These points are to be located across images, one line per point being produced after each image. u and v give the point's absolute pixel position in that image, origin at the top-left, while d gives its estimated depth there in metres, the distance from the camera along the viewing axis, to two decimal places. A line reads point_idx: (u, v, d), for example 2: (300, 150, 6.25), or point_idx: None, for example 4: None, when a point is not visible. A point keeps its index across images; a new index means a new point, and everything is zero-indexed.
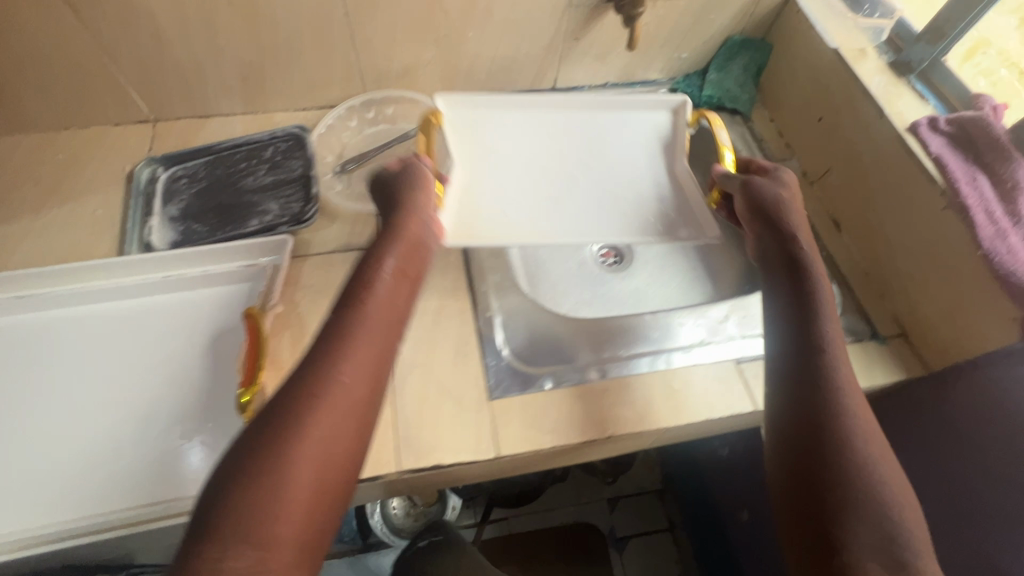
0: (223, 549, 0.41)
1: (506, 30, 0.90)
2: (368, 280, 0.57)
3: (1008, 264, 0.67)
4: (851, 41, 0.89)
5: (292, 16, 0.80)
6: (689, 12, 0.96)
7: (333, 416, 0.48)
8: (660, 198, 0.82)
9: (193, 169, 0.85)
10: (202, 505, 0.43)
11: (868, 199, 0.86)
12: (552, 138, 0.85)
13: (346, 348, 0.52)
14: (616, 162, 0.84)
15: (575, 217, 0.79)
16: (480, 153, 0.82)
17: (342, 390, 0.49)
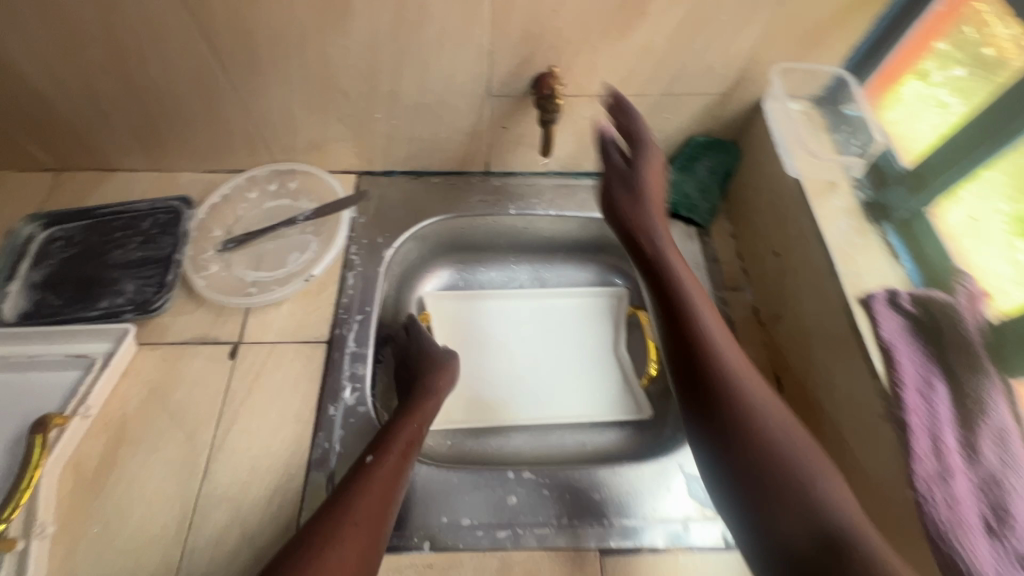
0: None
1: (417, 114, 0.81)
2: (390, 439, 0.64)
3: (941, 518, 0.50)
4: (818, 171, 0.73)
5: (172, 84, 0.74)
6: (638, 111, 0.82)
7: (360, 549, 0.55)
8: (581, 382, 0.90)
9: (70, 233, 0.81)
10: None
11: (807, 368, 0.70)
12: (529, 316, 0.95)
13: (380, 493, 0.59)
14: (563, 341, 0.94)
15: (534, 401, 0.88)
16: (460, 341, 0.92)
17: (371, 516, 0.57)
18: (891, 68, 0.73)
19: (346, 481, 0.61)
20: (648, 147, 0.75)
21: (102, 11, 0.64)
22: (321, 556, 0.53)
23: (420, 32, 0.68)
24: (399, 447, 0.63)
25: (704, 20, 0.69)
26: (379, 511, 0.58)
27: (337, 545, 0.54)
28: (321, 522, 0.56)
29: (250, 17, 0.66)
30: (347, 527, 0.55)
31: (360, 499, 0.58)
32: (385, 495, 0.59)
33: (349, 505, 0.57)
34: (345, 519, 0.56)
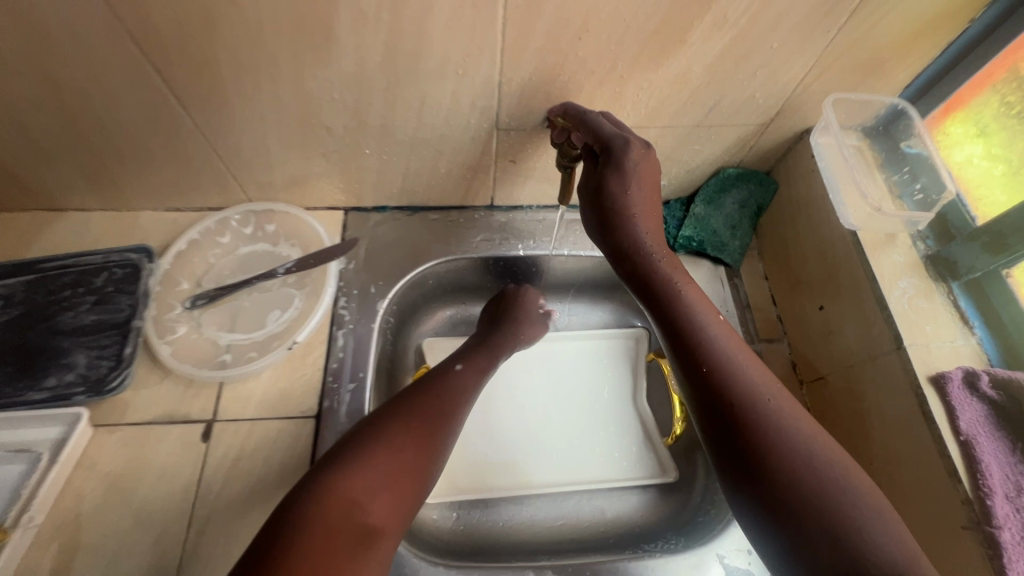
0: (325, 490, 0.48)
1: (413, 148, 0.70)
2: (473, 361, 0.68)
3: None
4: (875, 224, 0.64)
5: (120, 120, 0.62)
6: (665, 143, 0.72)
7: (430, 431, 0.56)
8: (598, 441, 0.81)
9: (8, 291, 0.69)
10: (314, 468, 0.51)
11: (862, 446, 0.62)
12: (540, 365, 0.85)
13: (457, 394, 0.61)
14: (576, 393, 0.84)
15: (547, 465, 0.79)
16: None
17: (443, 412, 0.59)
18: (956, 96, 0.64)
19: (429, 377, 0.63)
20: (625, 149, 0.57)
21: (25, 42, 0.52)
22: (402, 435, 0.54)
23: (417, 63, 0.57)
24: (478, 369, 0.67)
25: (752, 48, 0.58)
26: (453, 412, 0.60)
27: (417, 429, 0.55)
28: (405, 402, 0.58)
29: (211, 47, 0.54)
30: (428, 416, 0.57)
31: (443, 394, 0.61)
32: (461, 399, 0.61)
33: (432, 403, 0.59)
34: (426, 411, 0.58)
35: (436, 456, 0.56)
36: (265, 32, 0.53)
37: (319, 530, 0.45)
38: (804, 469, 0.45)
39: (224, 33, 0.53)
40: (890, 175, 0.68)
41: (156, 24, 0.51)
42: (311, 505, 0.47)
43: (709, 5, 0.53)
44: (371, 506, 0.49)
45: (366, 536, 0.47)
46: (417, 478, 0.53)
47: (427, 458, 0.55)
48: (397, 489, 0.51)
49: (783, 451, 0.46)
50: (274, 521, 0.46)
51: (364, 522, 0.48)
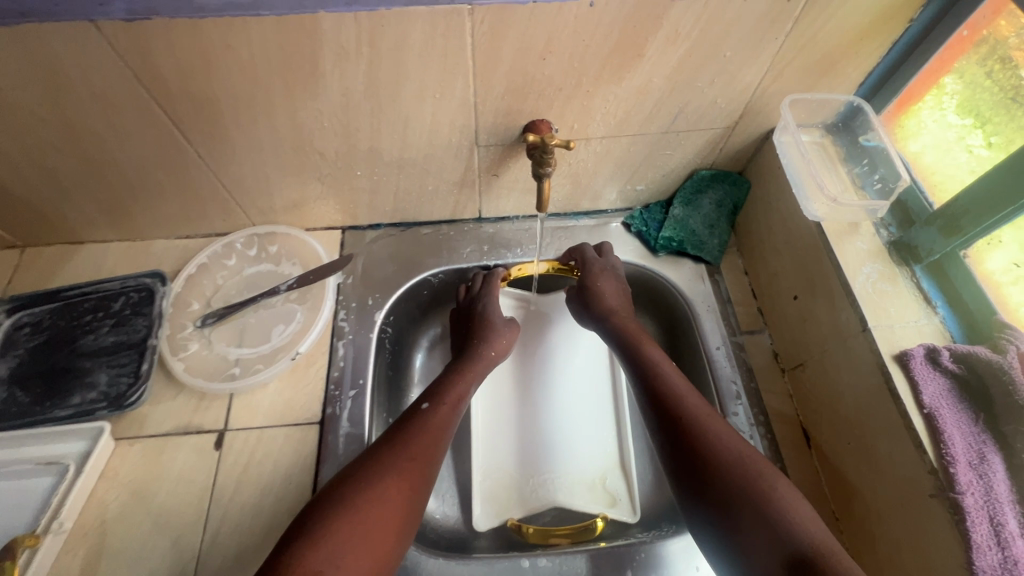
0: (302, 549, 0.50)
1: (400, 168, 0.75)
2: (445, 389, 0.68)
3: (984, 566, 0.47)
4: (838, 214, 0.68)
5: (133, 156, 0.68)
6: (637, 151, 0.76)
7: (403, 501, 0.56)
8: (582, 379, 0.83)
9: (37, 318, 0.75)
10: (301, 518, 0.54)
11: (841, 425, 0.64)
12: (498, 399, 0.81)
13: (422, 447, 0.60)
14: (529, 381, 0.83)
15: (577, 449, 0.78)
16: (501, 405, 0.81)
17: (408, 477, 0.58)
18: (909, 91, 0.68)
19: (402, 422, 0.63)
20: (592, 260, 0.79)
21: (46, 91, 0.59)
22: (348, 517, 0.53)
23: (397, 90, 0.63)
24: (452, 398, 0.67)
25: (706, 58, 0.63)
26: (425, 466, 0.60)
27: (375, 497, 0.55)
28: (366, 467, 0.58)
29: (211, 86, 0.60)
30: (389, 478, 0.57)
31: (411, 443, 0.60)
32: (427, 449, 0.61)
33: (391, 460, 0.58)
34: (385, 471, 0.57)
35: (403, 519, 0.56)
36: (258, 70, 0.59)
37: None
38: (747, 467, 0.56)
39: (221, 73, 0.59)
40: (851, 168, 0.72)
41: (160, 69, 0.58)
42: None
43: (660, 22, 0.58)
44: (348, 557, 0.51)
45: None
46: (384, 547, 0.54)
47: (384, 537, 0.54)
48: (362, 562, 0.51)
49: (721, 454, 0.58)
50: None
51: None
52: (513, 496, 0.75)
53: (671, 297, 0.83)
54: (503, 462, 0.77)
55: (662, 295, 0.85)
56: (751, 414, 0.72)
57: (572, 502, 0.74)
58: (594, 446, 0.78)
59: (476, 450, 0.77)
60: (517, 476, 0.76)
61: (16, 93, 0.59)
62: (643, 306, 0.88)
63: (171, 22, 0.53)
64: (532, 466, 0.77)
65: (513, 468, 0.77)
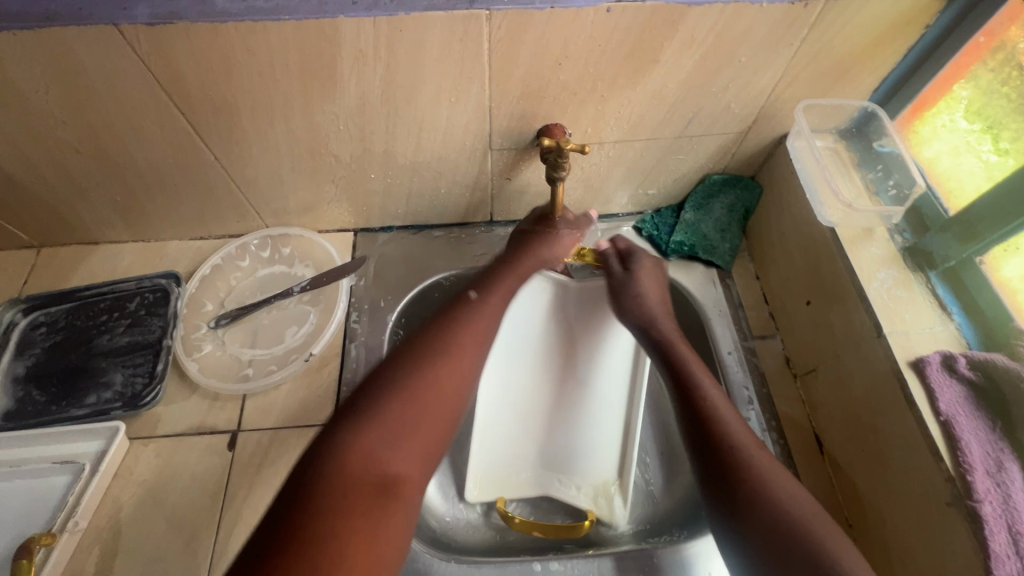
0: (369, 447, 0.47)
1: (414, 171, 0.75)
2: (493, 285, 0.66)
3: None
4: (852, 220, 0.68)
5: (151, 158, 0.69)
6: (650, 155, 0.76)
7: (459, 377, 0.55)
8: (600, 369, 0.80)
9: (54, 318, 0.76)
10: (345, 404, 0.51)
11: (854, 431, 0.64)
12: (511, 380, 0.80)
13: (477, 329, 0.60)
14: (544, 366, 0.80)
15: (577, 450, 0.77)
16: (507, 393, 0.80)
17: (469, 352, 0.58)
18: (924, 96, 0.67)
19: (449, 305, 0.62)
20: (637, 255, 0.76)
21: (68, 93, 0.59)
22: (419, 376, 0.53)
23: (412, 93, 0.63)
24: (500, 290, 0.66)
25: (720, 63, 0.63)
26: (475, 353, 0.58)
27: (430, 373, 0.54)
28: (430, 338, 0.57)
29: (230, 90, 0.61)
30: (442, 357, 0.56)
31: (472, 322, 0.60)
32: (483, 333, 0.61)
33: (443, 340, 0.57)
34: (437, 352, 0.56)
35: (457, 394, 0.55)
36: (276, 73, 0.59)
37: (342, 480, 0.45)
38: (787, 502, 0.53)
39: (240, 76, 0.59)
40: (865, 174, 0.71)
41: (181, 72, 0.58)
42: (336, 452, 0.47)
43: (675, 28, 0.58)
44: (403, 443, 0.49)
45: (389, 482, 0.47)
46: (447, 402, 0.53)
47: (437, 435, 0.52)
48: (420, 438, 0.50)
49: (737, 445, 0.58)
50: (306, 460, 0.47)
51: (385, 470, 0.47)
52: (510, 479, 0.76)
53: (683, 301, 0.83)
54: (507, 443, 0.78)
55: (673, 299, 0.84)
56: (763, 420, 0.72)
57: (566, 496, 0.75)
58: (594, 449, 0.77)
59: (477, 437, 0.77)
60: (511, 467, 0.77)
61: (39, 95, 0.59)
62: None
63: (193, 26, 0.54)
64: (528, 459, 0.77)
65: (515, 452, 0.77)
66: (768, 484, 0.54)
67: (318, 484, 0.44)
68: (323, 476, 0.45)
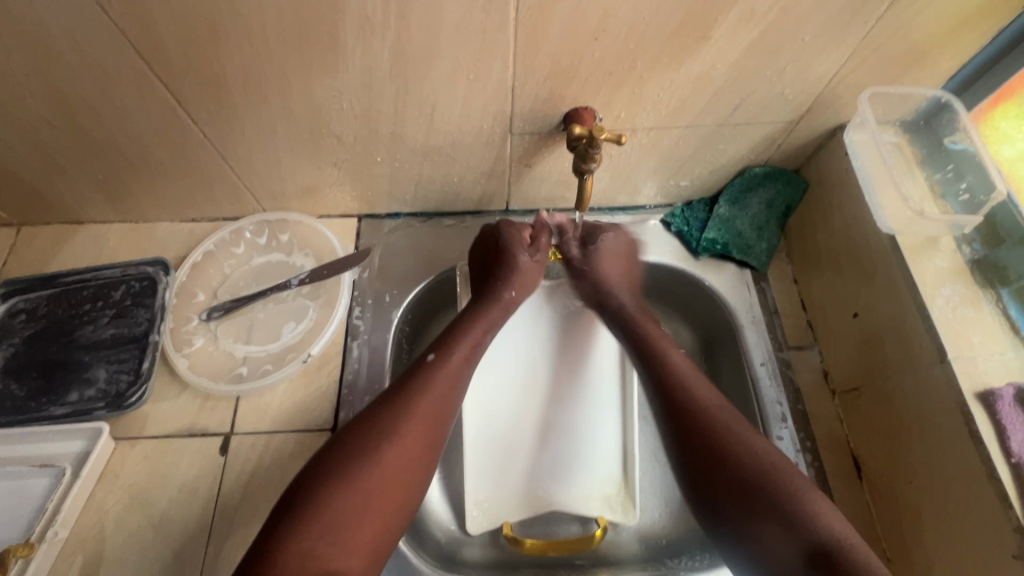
0: (301, 548, 0.45)
1: (424, 155, 0.68)
2: (457, 339, 0.61)
3: None
4: (915, 228, 0.61)
5: (132, 134, 0.62)
6: (686, 144, 0.68)
7: (405, 469, 0.51)
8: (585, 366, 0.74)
9: (33, 305, 0.71)
10: (288, 497, 0.49)
11: (901, 459, 0.59)
12: (499, 395, 0.73)
13: (436, 394, 0.56)
14: (532, 371, 0.74)
15: (578, 456, 0.71)
16: (497, 406, 0.73)
17: (422, 430, 0.53)
18: (1007, 87, 0.59)
19: (404, 374, 0.57)
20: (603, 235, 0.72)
21: (32, 59, 0.52)
22: (357, 471, 0.49)
23: (425, 69, 0.55)
24: (464, 350, 0.60)
25: (780, 42, 0.55)
26: (429, 430, 0.54)
27: (373, 464, 0.50)
28: (375, 417, 0.53)
29: (217, 60, 0.53)
30: (388, 442, 0.52)
31: (422, 390, 0.55)
32: (441, 398, 0.56)
33: (393, 420, 0.53)
34: (386, 437, 0.52)
35: (404, 485, 0.51)
36: (270, 42, 0.52)
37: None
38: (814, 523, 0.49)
39: (228, 45, 0.52)
40: (931, 173, 0.64)
41: (160, 39, 0.51)
42: (274, 554, 0.45)
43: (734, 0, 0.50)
44: (347, 537, 0.47)
45: None
46: (395, 497, 0.50)
47: (379, 521, 0.49)
48: (363, 533, 0.48)
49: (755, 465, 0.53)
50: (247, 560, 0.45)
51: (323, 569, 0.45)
52: (510, 502, 0.69)
53: (712, 305, 0.76)
54: (500, 464, 0.71)
55: (701, 301, 0.78)
56: (797, 439, 0.66)
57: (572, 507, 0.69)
58: (596, 450, 0.71)
59: (468, 458, 0.70)
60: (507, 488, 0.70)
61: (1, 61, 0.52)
62: (690, 299, 0.79)
63: None
64: (527, 476, 0.70)
65: (512, 472, 0.70)
66: (806, 515, 0.50)
67: None
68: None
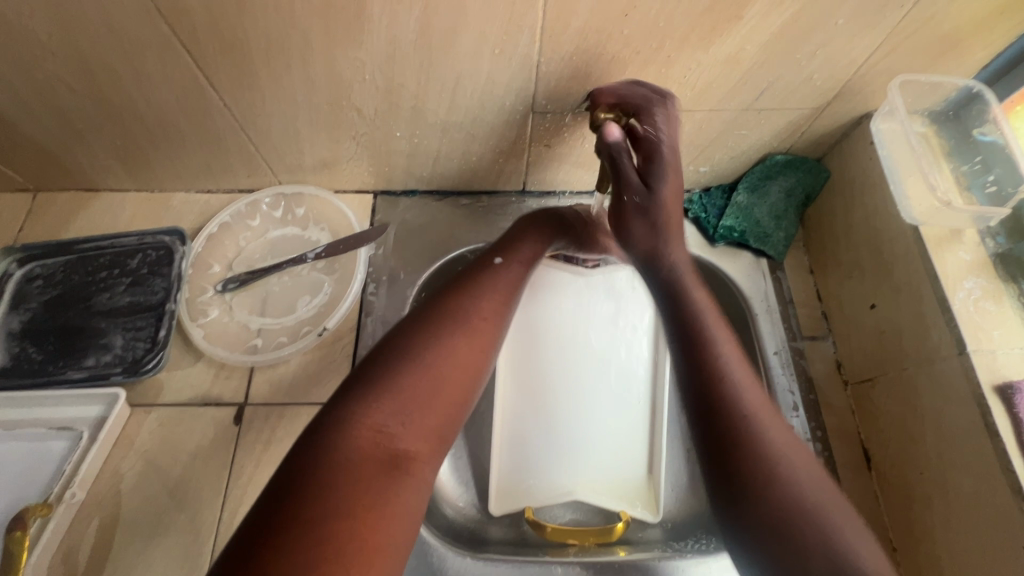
0: (376, 421, 0.43)
1: (444, 132, 0.67)
2: (517, 249, 0.63)
3: None
4: (941, 218, 0.60)
5: (152, 100, 0.61)
6: (709, 129, 0.68)
7: (472, 363, 0.50)
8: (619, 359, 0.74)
9: (51, 270, 0.71)
10: (353, 378, 0.47)
11: (914, 449, 0.59)
12: (528, 377, 0.73)
13: (499, 296, 0.56)
14: (565, 357, 0.74)
15: (603, 446, 0.71)
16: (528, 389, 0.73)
17: (487, 329, 0.53)
18: None
19: (470, 273, 0.58)
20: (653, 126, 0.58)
21: (55, 18, 0.51)
22: (431, 352, 0.49)
23: (450, 42, 0.55)
24: (522, 257, 0.62)
25: (811, 26, 0.54)
26: (495, 326, 0.54)
27: (443, 350, 0.49)
28: (442, 305, 0.53)
29: (240, 26, 0.53)
30: (461, 332, 0.51)
31: (489, 288, 0.56)
32: (506, 298, 0.57)
33: (463, 310, 0.53)
34: (457, 326, 0.51)
35: (473, 377, 0.50)
36: (295, 9, 0.51)
37: (343, 459, 0.40)
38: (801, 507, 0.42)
39: (254, 10, 0.51)
40: (958, 165, 0.63)
41: (185, 1, 0.50)
42: (342, 427, 0.42)
43: None
44: (414, 422, 0.45)
45: (396, 460, 0.42)
46: (462, 387, 0.49)
47: (444, 408, 0.47)
48: (430, 418, 0.46)
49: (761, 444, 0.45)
50: (310, 435, 0.42)
51: (395, 445, 0.43)
52: (533, 486, 0.69)
53: (727, 294, 0.76)
54: (525, 447, 0.71)
55: (716, 289, 0.77)
56: (807, 428, 0.66)
57: (595, 498, 0.68)
58: (623, 443, 0.71)
59: (495, 439, 0.70)
60: (531, 471, 0.70)
61: (23, 21, 0.52)
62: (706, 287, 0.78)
63: None
64: (556, 461, 0.70)
65: (537, 455, 0.70)
66: (794, 497, 0.43)
67: (323, 449, 0.41)
68: (325, 445, 0.41)
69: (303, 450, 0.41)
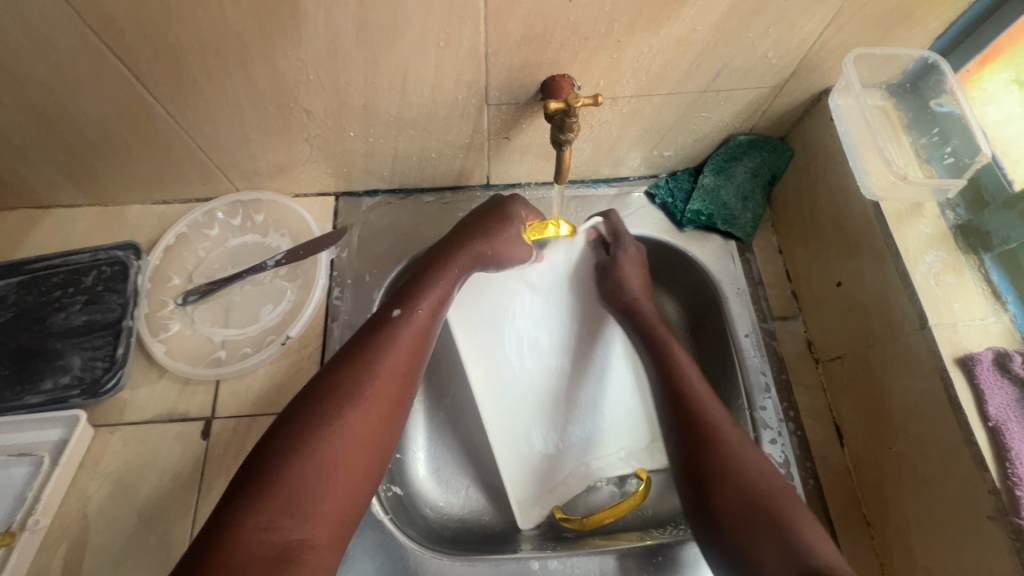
0: (261, 519, 0.42)
1: (399, 129, 0.65)
2: (420, 292, 0.58)
3: None
4: (899, 193, 0.59)
5: (91, 112, 0.59)
6: (668, 113, 0.67)
7: (370, 435, 0.49)
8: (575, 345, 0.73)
9: (3, 292, 0.69)
10: (241, 471, 0.45)
11: (885, 425, 0.59)
12: (507, 391, 0.72)
13: (402, 353, 0.53)
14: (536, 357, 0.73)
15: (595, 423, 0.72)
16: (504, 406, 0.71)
17: (384, 394, 0.51)
18: (993, 45, 0.58)
19: (367, 334, 0.54)
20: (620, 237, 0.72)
21: None
22: (322, 433, 0.47)
23: (392, 37, 0.53)
24: (429, 299, 0.57)
25: (760, 3, 0.53)
26: (398, 389, 0.52)
27: (336, 429, 0.47)
28: (340, 368, 0.51)
29: (171, 30, 0.51)
30: (353, 405, 0.49)
31: (380, 344, 0.53)
32: (411, 353, 0.54)
33: (355, 382, 0.50)
34: (352, 398, 0.49)
35: (376, 452, 0.49)
36: (226, 10, 0.49)
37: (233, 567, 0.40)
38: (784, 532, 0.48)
39: (183, 14, 0.49)
40: (916, 138, 0.63)
41: (110, 8, 0.48)
42: (227, 534, 0.41)
43: None
44: (309, 512, 0.44)
45: (289, 552, 0.42)
46: (363, 465, 0.48)
47: (345, 488, 0.46)
48: (328, 502, 0.45)
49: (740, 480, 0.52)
50: (194, 547, 0.41)
51: (286, 538, 0.42)
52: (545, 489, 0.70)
53: (698, 278, 0.75)
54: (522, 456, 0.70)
55: (687, 274, 0.77)
56: (780, 409, 0.66)
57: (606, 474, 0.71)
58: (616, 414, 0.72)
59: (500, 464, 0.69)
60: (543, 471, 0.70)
61: None
62: (676, 273, 0.78)
63: None
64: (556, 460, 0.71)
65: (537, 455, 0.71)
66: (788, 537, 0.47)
67: (212, 552, 0.40)
68: (213, 548, 0.40)
69: (193, 554, 0.41)
